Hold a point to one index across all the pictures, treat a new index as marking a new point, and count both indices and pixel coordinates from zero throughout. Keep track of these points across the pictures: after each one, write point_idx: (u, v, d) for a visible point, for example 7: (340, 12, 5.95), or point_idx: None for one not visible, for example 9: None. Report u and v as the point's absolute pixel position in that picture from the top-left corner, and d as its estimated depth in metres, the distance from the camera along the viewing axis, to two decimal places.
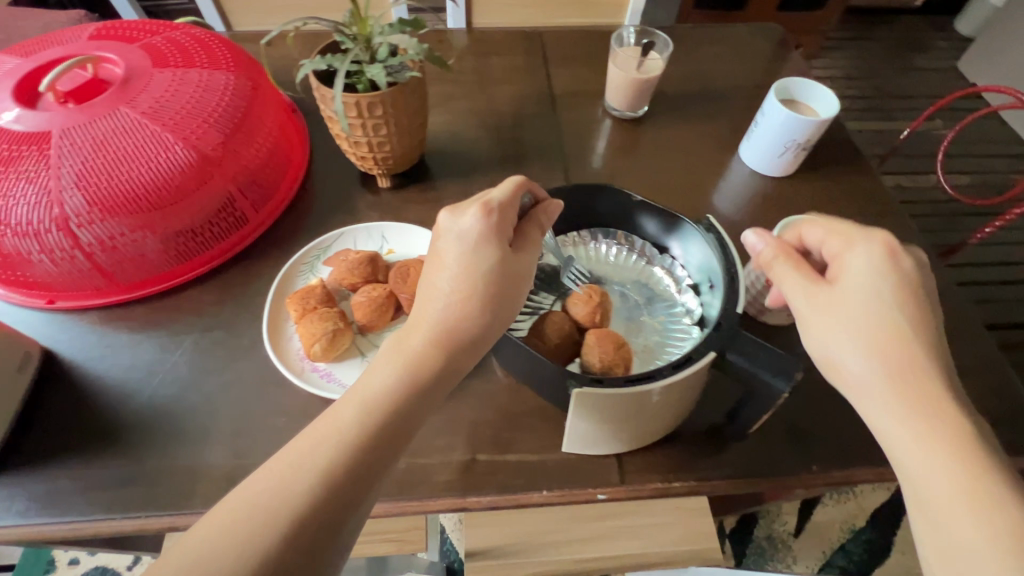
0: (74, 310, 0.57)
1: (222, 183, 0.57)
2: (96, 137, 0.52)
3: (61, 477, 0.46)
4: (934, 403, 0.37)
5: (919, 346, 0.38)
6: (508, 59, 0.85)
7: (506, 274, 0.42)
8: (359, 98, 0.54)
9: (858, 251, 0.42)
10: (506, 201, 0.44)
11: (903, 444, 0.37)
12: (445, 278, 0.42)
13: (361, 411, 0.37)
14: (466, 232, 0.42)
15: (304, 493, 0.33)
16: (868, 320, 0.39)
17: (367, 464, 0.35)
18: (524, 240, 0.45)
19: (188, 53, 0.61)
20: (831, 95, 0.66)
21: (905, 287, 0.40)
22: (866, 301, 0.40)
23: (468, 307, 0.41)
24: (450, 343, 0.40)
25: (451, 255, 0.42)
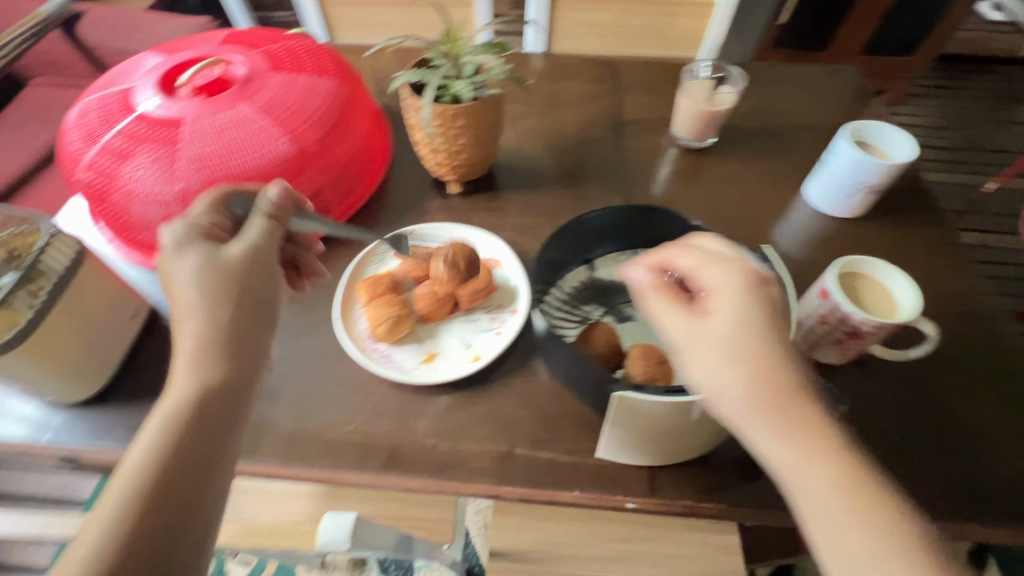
0: None
1: (313, 176, 0.64)
2: (218, 126, 0.60)
3: (152, 414, 0.53)
4: (814, 431, 0.36)
5: (790, 379, 0.37)
6: (582, 84, 0.89)
7: (225, 267, 0.41)
8: (444, 109, 0.59)
9: (723, 274, 0.40)
10: (205, 211, 0.45)
11: (807, 479, 0.35)
12: (188, 298, 0.40)
13: (165, 422, 0.36)
14: (177, 250, 0.42)
15: (126, 497, 0.33)
16: (756, 355, 0.37)
17: (187, 462, 0.36)
18: (246, 228, 0.44)
19: (300, 60, 0.69)
20: (907, 139, 0.65)
21: (755, 311, 0.38)
22: (732, 333, 0.37)
23: (214, 314, 0.40)
24: (211, 360, 0.39)
25: (179, 275, 0.41)
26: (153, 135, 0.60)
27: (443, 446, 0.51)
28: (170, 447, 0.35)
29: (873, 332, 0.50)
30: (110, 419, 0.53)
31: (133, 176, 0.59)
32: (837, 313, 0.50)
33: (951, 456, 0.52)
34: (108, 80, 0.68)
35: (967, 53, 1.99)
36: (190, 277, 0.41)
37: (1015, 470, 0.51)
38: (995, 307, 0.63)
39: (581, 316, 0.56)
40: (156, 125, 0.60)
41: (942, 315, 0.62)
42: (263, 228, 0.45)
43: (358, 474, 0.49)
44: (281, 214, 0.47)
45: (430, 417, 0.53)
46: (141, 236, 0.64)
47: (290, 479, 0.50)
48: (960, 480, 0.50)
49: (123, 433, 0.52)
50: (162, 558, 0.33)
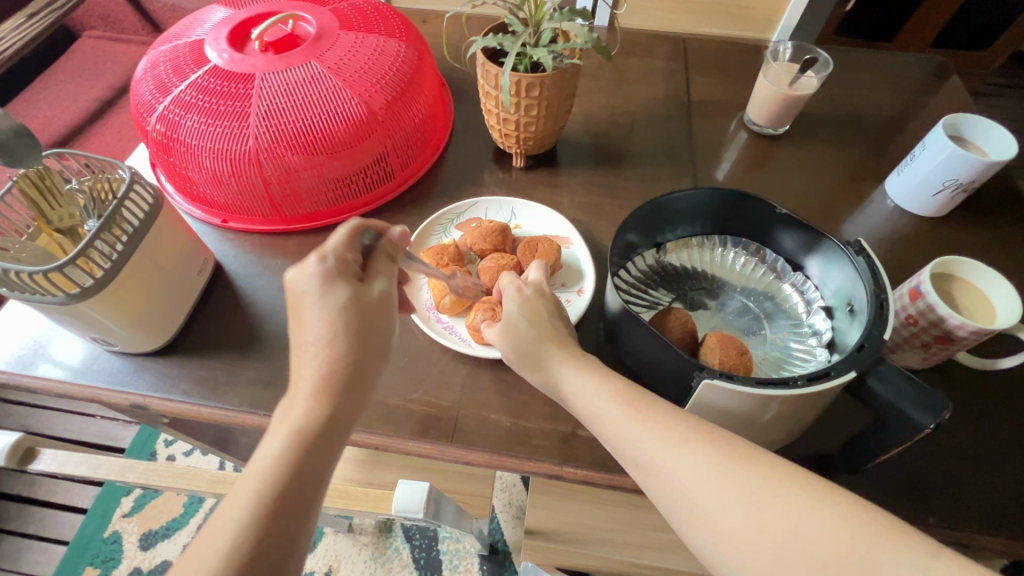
0: (241, 231, 0.65)
1: (380, 140, 0.63)
2: (289, 84, 0.59)
3: (217, 370, 0.53)
4: (640, 408, 0.39)
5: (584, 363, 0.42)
6: (648, 61, 0.86)
7: (365, 307, 0.41)
8: (522, 77, 0.57)
9: (502, 276, 0.50)
10: (344, 241, 0.44)
11: (672, 463, 0.36)
12: (310, 326, 0.40)
13: (291, 440, 0.37)
14: (312, 280, 0.41)
15: (252, 511, 0.34)
16: (533, 341, 0.44)
17: (306, 482, 0.36)
18: (376, 269, 0.44)
19: (370, 21, 0.67)
20: (1008, 137, 0.60)
21: (545, 312, 0.46)
22: (520, 323, 0.45)
23: (332, 350, 0.40)
24: (333, 390, 0.39)
25: (311, 309, 0.40)
26: (224, 89, 0.59)
27: (505, 423, 0.50)
28: (291, 468, 0.36)
29: (967, 338, 0.47)
30: (176, 371, 0.53)
31: (202, 130, 0.58)
32: (929, 314, 0.47)
33: None
34: (177, 33, 0.67)
35: None
36: (334, 308, 0.40)
37: None
38: None
39: (651, 301, 0.54)
40: (228, 79, 0.59)
41: None
42: (390, 270, 0.45)
43: (419, 444, 0.49)
44: (398, 253, 0.47)
45: (492, 392, 0.52)
46: (206, 192, 0.63)
47: (351, 444, 0.50)
48: None
49: (188, 387, 0.52)
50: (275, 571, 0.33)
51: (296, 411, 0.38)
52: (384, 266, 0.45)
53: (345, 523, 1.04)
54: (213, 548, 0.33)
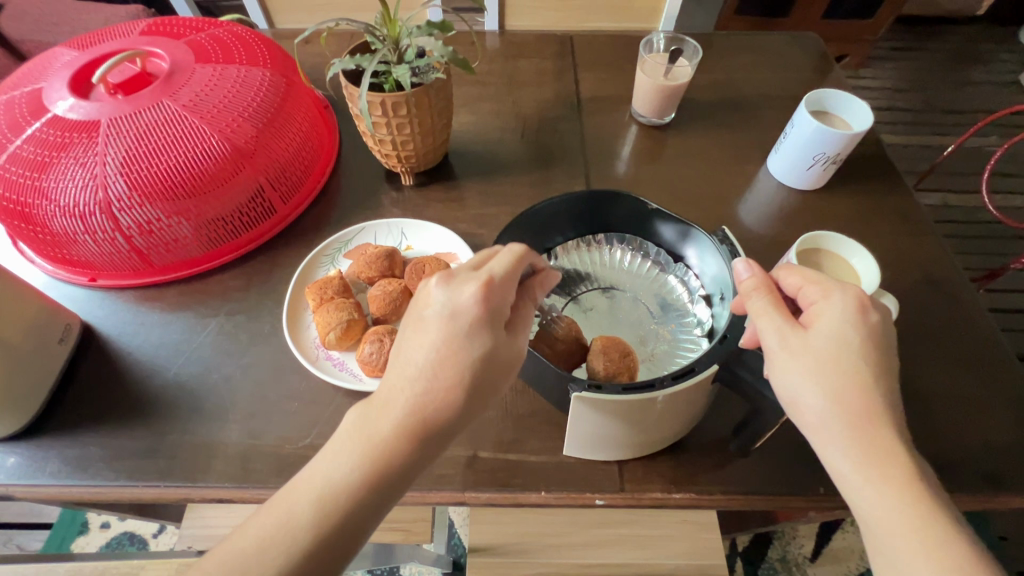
0: (113, 288, 0.61)
1: (252, 175, 0.60)
2: (141, 126, 0.55)
3: (90, 444, 0.50)
4: (890, 451, 0.36)
5: (875, 391, 0.37)
6: (537, 62, 0.85)
7: (500, 360, 0.39)
8: (385, 98, 0.55)
9: (834, 301, 0.40)
10: (508, 274, 0.40)
11: (872, 487, 0.36)
12: (429, 356, 0.37)
13: (364, 466, 0.36)
14: (461, 310, 0.38)
15: (308, 529, 0.35)
16: (840, 375, 0.37)
17: (357, 517, 0.36)
18: (519, 318, 0.42)
19: (229, 50, 0.64)
20: (865, 111, 0.64)
21: (865, 339, 0.38)
22: (832, 351, 0.38)
23: (455, 396, 0.37)
24: (423, 434, 0.37)
25: (442, 338, 0.37)
26: (66, 140, 0.54)
27: None
28: (352, 502, 0.35)
29: None
30: (45, 452, 0.49)
31: (46, 187, 0.54)
32: None
33: (917, 427, 0.51)
34: (16, 81, 0.62)
35: (923, 13, 1.99)
36: (472, 359, 0.37)
37: (980, 439, 0.51)
38: (954, 274, 0.63)
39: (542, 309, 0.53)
40: (70, 129, 0.55)
41: (906, 284, 0.61)
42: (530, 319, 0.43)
43: None
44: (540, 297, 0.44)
45: None
46: (66, 251, 0.59)
47: (244, 502, 0.48)
48: (927, 450, 0.50)
49: (59, 467, 0.48)
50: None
51: (370, 426, 0.37)
52: (528, 318, 0.42)
53: None
54: (259, 560, 0.34)
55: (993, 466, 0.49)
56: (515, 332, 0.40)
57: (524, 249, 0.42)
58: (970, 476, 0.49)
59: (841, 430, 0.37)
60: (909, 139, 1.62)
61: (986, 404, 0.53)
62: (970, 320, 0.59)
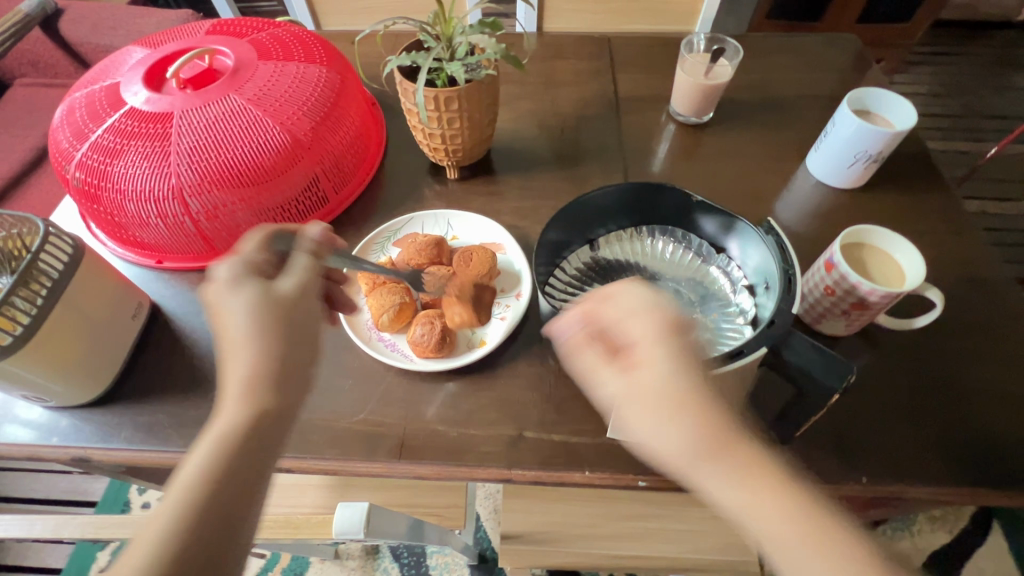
0: (177, 270, 0.64)
1: (309, 167, 0.63)
2: (209, 119, 0.59)
3: (160, 413, 0.53)
4: (722, 465, 0.35)
5: (693, 395, 0.36)
6: (576, 62, 0.88)
7: (276, 304, 0.41)
8: (439, 93, 0.58)
9: (621, 300, 0.39)
10: (252, 247, 0.43)
11: (762, 518, 0.34)
12: (235, 332, 0.39)
13: (218, 441, 0.36)
14: (216, 284, 0.41)
15: (179, 513, 0.34)
16: (674, 406, 0.36)
17: (231, 488, 0.35)
18: (290, 265, 0.43)
19: (288, 49, 0.67)
20: (910, 110, 0.64)
21: (682, 357, 0.37)
22: (663, 387, 0.36)
23: (263, 347, 0.39)
24: (259, 397, 0.38)
25: (223, 312, 0.40)
26: (142, 131, 0.58)
27: (453, 433, 0.51)
28: (219, 476, 0.35)
29: (880, 301, 0.49)
30: (119, 419, 0.52)
31: (123, 174, 0.58)
32: (844, 283, 0.50)
33: (960, 421, 0.52)
34: (93, 76, 0.66)
35: (961, 18, 1.96)
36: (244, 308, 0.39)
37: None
38: (998, 274, 0.62)
39: None
40: (145, 120, 0.59)
41: (947, 282, 0.61)
42: (309, 262, 0.44)
43: (369, 463, 0.49)
44: (315, 248, 0.46)
45: (438, 405, 0.53)
46: (135, 235, 0.63)
47: (304, 472, 0.50)
48: (971, 445, 0.50)
49: (132, 434, 0.51)
50: (207, 569, 0.33)
51: (233, 409, 0.37)
52: (297, 262, 0.44)
53: (330, 550, 1.03)
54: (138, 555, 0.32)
55: None
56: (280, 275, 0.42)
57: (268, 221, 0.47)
58: (1015, 472, 0.49)
59: (724, 465, 0.35)
60: (946, 145, 1.59)
61: None
62: (1014, 321, 0.59)
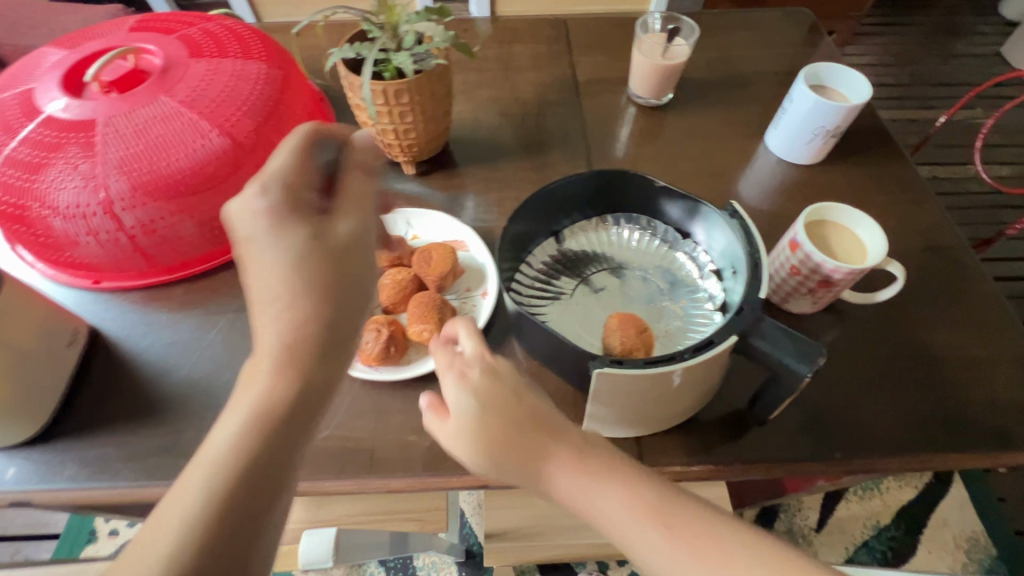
0: (117, 290, 0.60)
1: (254, 170, 0.59)
2: (138, 124, 0.54)
3: (106, 445, 0.49)
4: (606, 493, 0.36)
5: (534, 430, 0.38)
6: (532, 46, 0.85)
7: (328, 241, 0.38)
8: (387, 85, 0.55)
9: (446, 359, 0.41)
10: (282, 162, 0.39)
11: (607, 517, 0.36)
12: (270, 275, 0.37)
13: (251, 417, 0.34)
14: (259, 214, 0.37)
15: (208, 493, 0.32)
16: (506, 431, 0.38)
17: (271, 451, 0.34)
18: (338, 205, 0.40)
19: (222, 44, 0.62)
20: (864, 84, 0.65)
21: (477, 388, 0.39)
22: (479, 423, 0.39)
23: (303, 297, 0.36)
24: (300, 350, 0.36)
25: (258, 246, 0.37)
26: (63, 140, 0.53)
27: (426, 441, 0.49)
28: (259, 441, 0.33)
29: (843, 279, 0.49)
30: (61, 457, 0.49)
31: (44, 189, 0.53)
32: (808, 263, 0.50)
33: (926, 388, 0.53)
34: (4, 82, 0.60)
35: None
36: (299, 251, 0.37)
37: (986, 397, 0.52)
38: (956, 241, 0.63)
39: (553, 292, 0.54)
40: (66, 129, 0.54)
41: (909, 252, 0.62)
42: (366, 194, 0.41)
43: (339, 481, 0.47)
44: (360, 174, 0.43)
45: (409, 414, 0.51)
46: (68, 255, 0.58)
47: None
48: (937, 411, 0.51)
49: (77, 471, 0.48)
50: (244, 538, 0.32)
51: (264, 379, 0.35)
52: (352, 201, 0.41)
53: None
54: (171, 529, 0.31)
55: (1000, 423, 0.51)
56: (332, 218, 0.39)
57: (302, 148, 0.40)
58: (981, 435, 0.50)
59: (561, 467, 0.37)
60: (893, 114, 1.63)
61: (991, 365, 0.54)
62: (972, 285, 0.60)
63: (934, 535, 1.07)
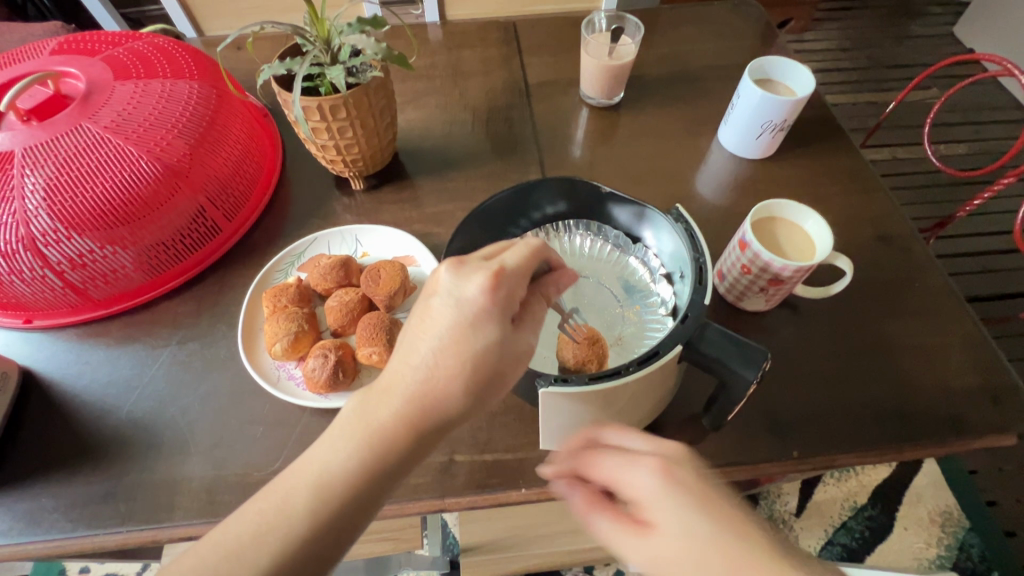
0: (51, 328, 0.57)
1: (190, 196, 0.57)
2: (61, 153, 0.51)
3: (43, 495, 0.47)
4: None
5: (693, 535, 0.31)
6: (482, 50, 0.83)
7: (506, 356, 0.36)
8: (321, 101, 0.53)
9: (614, 461, 0.35)
10: (522, 268, 0.37)
11: None
12: (428, 359, 0.36)
13: (362, 452, 0.34)
14: (468, 298, 0.36)
15: (309, 510, 0.33)
16: (669, 547, 0.32)
17: (354, 497, 0.34)
18: (527, 316, 0.39)
19: (151, 64, 0.60)
20: (807, 77, 0.65)
21: (694, 504, 0.32)
22: (694, 552, 0.31)
23: (444, 382, 0.35)
24: (410, 430, 0.35)
25: (448, 332, 0.35)
26: None
27: None
28: (352, 482, 0.34)
29: (793, 276, 0.49)
30: None
31: None
32: (757, 261, 0.50)
33: (880, 379, 0.53)
34: None
35: None
36: (477, 352, 0.35)
37: (938, 384, 0.53)
38: (905, 229, 0.64)
39: None
40: None
41: (860, 243, 0.63)
42: (543, 315, 0.40)
43: None
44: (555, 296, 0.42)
45: None
46: None
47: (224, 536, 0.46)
48: (892, 401, 0.52)
49: (10, 525, 0.46)
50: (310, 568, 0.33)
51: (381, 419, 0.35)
52: (534, 319, 0.39)
53: None
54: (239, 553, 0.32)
55: (952, 409, 0.51)
56: (520, 330, 0.37)
57: (542, 242, 0.39)
58: (935, 422, 0.50)
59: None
60: (837, 99, 1.66)
61: (944, 352, 0.55)
62: (922, 272, 0.60)
63: (910, 512, 1.08)
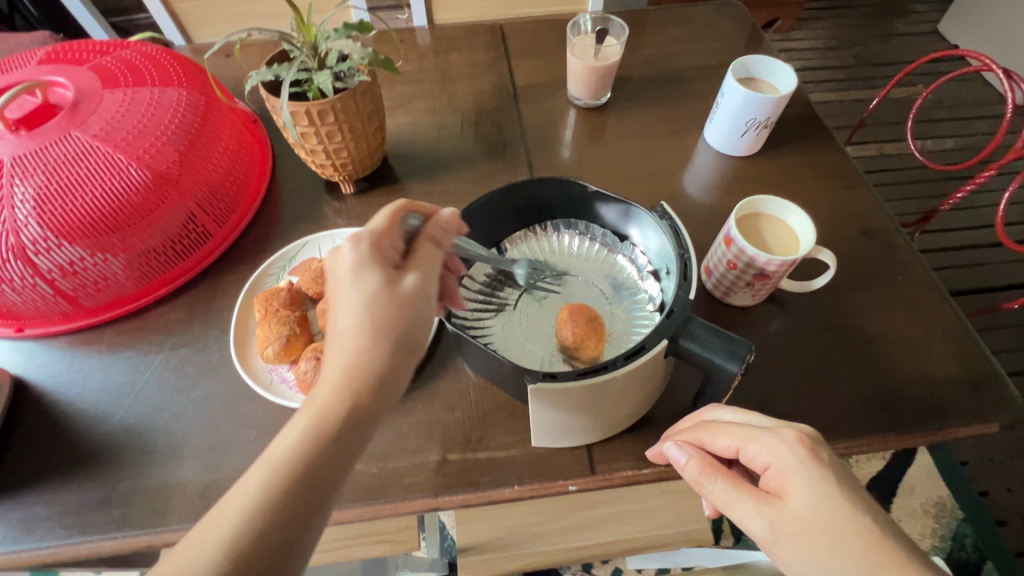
0: (43, 337, 0.57)
1: (180, 201, 0.57)
2: (50, 163, 0.51)
3: (36, 503, 0.47)
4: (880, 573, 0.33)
5: (823, 505, 0.35)
6: (471, 53, 0.84)
7: (399, 296, 0.39)
8: (309, 107, 0.53)
9: (752, 432, 0.39)
10: (385, 225, 0.41)
11: None
12: (337, 326, 0.38)
13: (314, 421, 0.35)
14: (341, 265, 0.39)
15: (265, 489, 0.33)
16: (796, 511, 0.35)
17: (310, 481, 0.34)
18: (416, 257, 0.41)
19: (140, 72, 0.60)
20: (790, 74, 0.66)
21: (825, 477, 0.36)
22: (822, 517, 0.35)
23: (356, 338, 0.37)
24: (348, 395, 0.36)
25: (341, 294, 0.39)
26: None
27: (374, 468, 0.48)
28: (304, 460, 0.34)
29: (777, 271, 0.50)
30: None
31: None
32: (743, 257, 0.51)
33: (865, 371, 0.54)
34: None
35: None
36: (363, 299, 0.38)
37: (922, 374, 0.54)
38: (889, 223, 0.65)
39: (498, 303, 0.53)
40: None
41: (844, 237, 0.64)
42: (435, 257, 0.42)
43: None
44: (446, 240, 0.44)
45: None
46: None
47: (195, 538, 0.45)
48: (879, 391, 0.52)
49: (4, 533, 0.46)
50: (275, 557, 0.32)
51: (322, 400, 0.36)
52: (425, 258, 0.41)
53: None
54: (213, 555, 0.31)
55: (937, 398, 0.52)
56: (403, 271, 0.40)
57: (398, 201, 0.43)
58: (922, 410, 0.51)
59: (848, 555, 0.34)
60: (823, 97, 1.67)
61: (928, 342, 0.56)
62: (906, 265, 0.61)
63: (905, 504, 1.09)
